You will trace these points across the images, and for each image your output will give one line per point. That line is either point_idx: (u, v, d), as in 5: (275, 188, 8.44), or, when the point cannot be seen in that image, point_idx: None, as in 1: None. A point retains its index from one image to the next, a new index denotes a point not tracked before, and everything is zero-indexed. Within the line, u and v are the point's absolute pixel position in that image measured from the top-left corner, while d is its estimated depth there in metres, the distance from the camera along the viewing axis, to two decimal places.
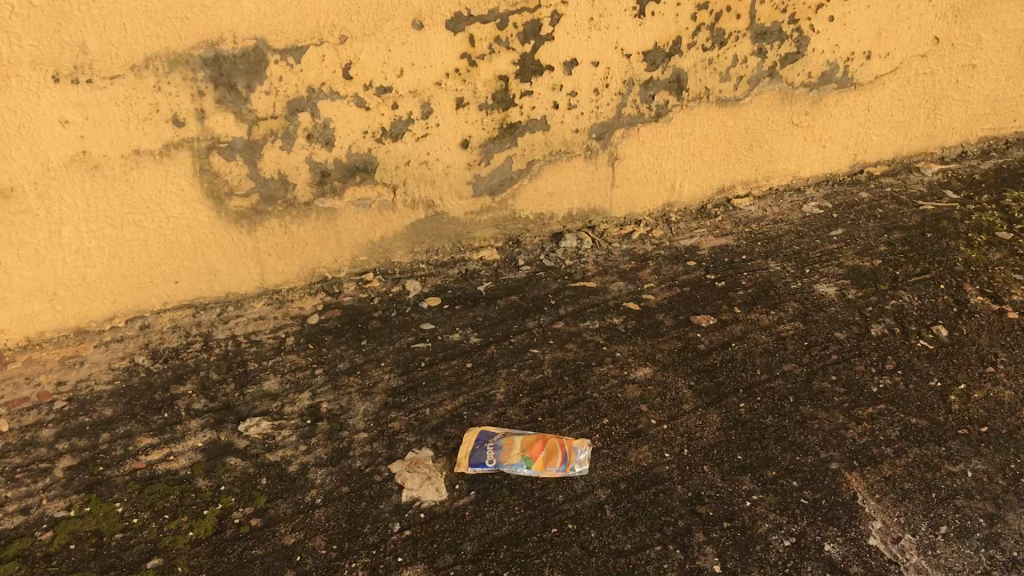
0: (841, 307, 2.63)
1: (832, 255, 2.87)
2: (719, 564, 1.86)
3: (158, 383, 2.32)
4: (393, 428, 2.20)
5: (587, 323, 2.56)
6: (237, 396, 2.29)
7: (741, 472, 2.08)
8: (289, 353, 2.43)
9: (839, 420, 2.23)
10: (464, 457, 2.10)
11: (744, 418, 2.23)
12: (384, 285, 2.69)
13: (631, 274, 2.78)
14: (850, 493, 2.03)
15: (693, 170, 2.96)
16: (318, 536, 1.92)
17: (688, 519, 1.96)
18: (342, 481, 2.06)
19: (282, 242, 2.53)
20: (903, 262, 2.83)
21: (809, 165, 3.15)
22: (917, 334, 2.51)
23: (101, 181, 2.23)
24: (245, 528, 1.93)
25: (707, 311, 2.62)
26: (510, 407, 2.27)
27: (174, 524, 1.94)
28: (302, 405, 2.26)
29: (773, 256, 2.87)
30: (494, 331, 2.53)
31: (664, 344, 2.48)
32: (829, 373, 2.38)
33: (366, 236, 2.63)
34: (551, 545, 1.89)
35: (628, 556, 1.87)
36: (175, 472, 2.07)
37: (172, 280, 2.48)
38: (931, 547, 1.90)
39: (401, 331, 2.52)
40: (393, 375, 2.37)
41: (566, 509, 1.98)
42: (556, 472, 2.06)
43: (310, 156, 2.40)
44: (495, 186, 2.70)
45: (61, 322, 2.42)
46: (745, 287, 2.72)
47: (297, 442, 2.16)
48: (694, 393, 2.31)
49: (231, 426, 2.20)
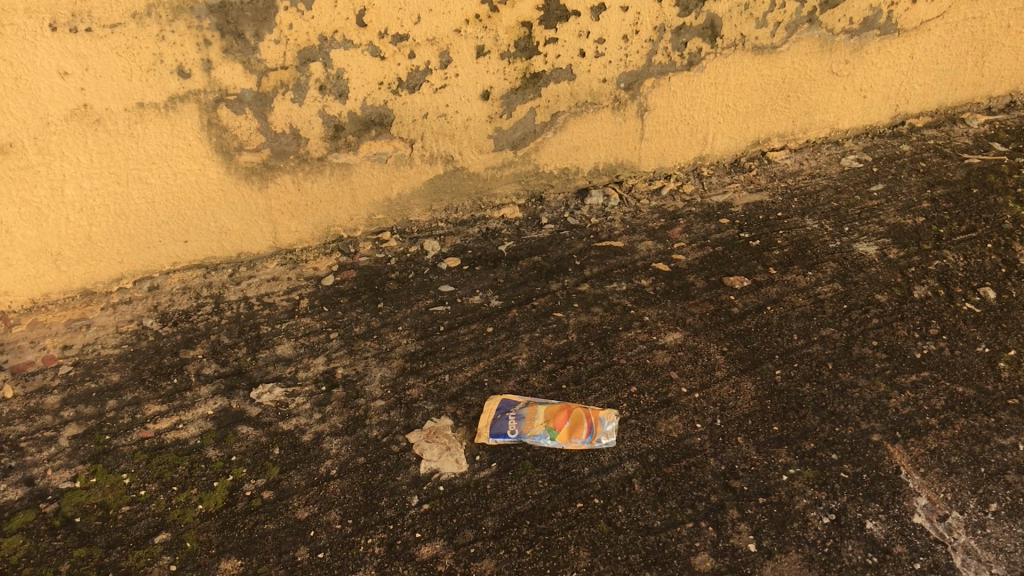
0: (883, 267, 2.50)
1: (872, 212, 2.72)
2: (754, 542, 1.79)
3: (167, 347, 2.21)
4: (412, 395, 2.10)
5: (614, 285, 2.44)
6: (249, 360, 2.17)
7: (778, 444, 1.99)
8: (303, 316, 2.31)
9: (880, 389, 2.12)
10: (484, 427, 2.01)
11: (779, 385, 2.13)
12: (401, 245, 2.57)
13: (660, 232, 2.64)
14: (893, 467, 1.94)
15: (727, 122, 2.81)
16: (332, 510, 1.84)
17: (721, 494, 1.88)
18: (358, 451, 1.97)
19: (295, 200, 2.41)
20: (948, 219, 2.68)
21: (848, 116, 2.99)
22: (963, 297, 2.39)
23: (104, 135, 2.12)
24: (257, 502, 1.86)
25: (741, 272, 2.49)
26: (533, 374, 2.17)
27: (182, 496, 1.87)
28: (316, 371, 2.15)
29: (811, 213, 2.72)
30: (517, 294, 2.40)
31: (695, 307, 2.36)
32: (870, 338, 2.26)
33: (382, 192, 2.50)
34: (575, 521, 1.82)
35: (658, 533, 1.80)
36: (183, 442, 1.98)
37: (182, 240, 2.37)
38: (980, 526, 1.83)
39: (420, 293, 2.40)
40: (411, 340, 2.25)
41: (592, 482, 1.90)
42: (581, 444, 1.96)
43: (322, 109, 2.27)
44: (517, 139, 2.56)
45: (66, 283, 2.32)
46: (780, 246, 2.58)
47: (311, 410, 2.06)
48: (727, 359, 2.20)
49: (242, 393, 2.09)
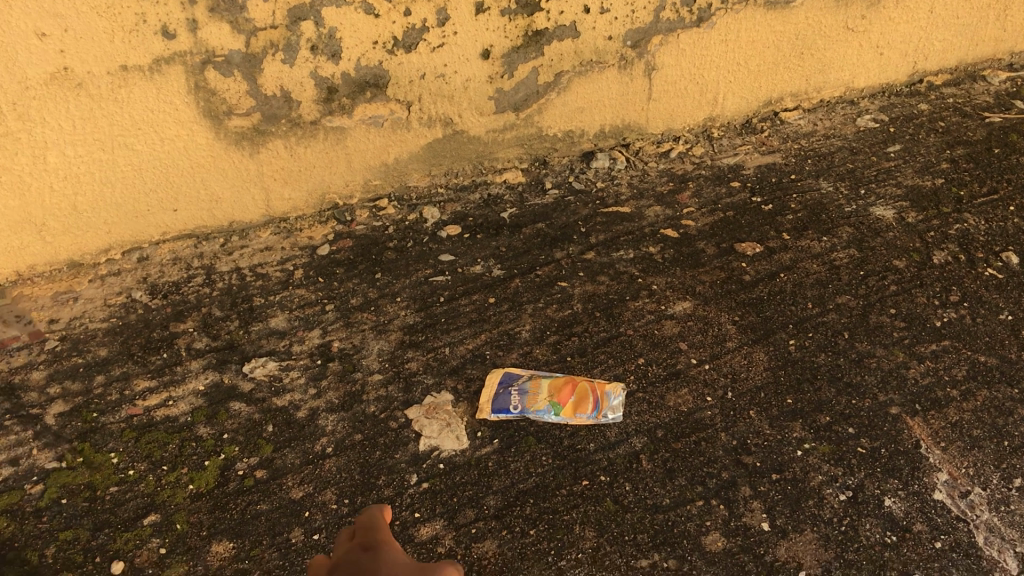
0: (901, 232, 2.40)
1: (890, 174, 2.62)
2: (768, 521, 1.72)
3: (156, 321, 2.13)
4: (411, 370, 2.02)
5: (621, 253, 2.35)
6: (241, 334, 2.09)
7: (792, 418, 1.91)
8: (297, 287, 2.22)
9: (899, 359, 2.04)
10: (486, 403, 1.93)
11: (794, 356, 2.04)
12: (400, 212, 2.47)
13: (669, 197, 2.54)
14: (912, 441, 1.86)
15: (738, 81, 2.70)
16: (328, 489, 1.77)
17: (733, 471, 1.80)
18: (355, 428, 1.89)
19: (287, 165, 2.31)
20: (968, 181, 2.59)
21: (864, 74, 2.88)
22: (984, 263, 2.30)
23: (86, 100, 2.01)
24: (250, 481, 1.79)
25: (753, 238, 2.39)
26: (537, 347, 2.08)
27: (172, 476, 1.80)
28: (311, 344, 2.07)
29: (825, 176, 2.62)
30: (520, 263, 2.32)
31: (705, 275, 2.27)
32: (888, 306, 2.17)
33: (379, 157, 2.41)
34: (581, 500, 1.75)
35: (667, 512, 1.73)
36: (173, 419, 1.90)
37: (171, 208, 2.28)
38: (1004, 503, 1.76)
39: (419, 263, 2.31)
40: (409, 312, 2.17)
41: (598, 459, 1.83)
42: (587, 419, 1.88)
43: (315, 70, 2.17)
44: (519, 101, 2.45)
45: (52, 255, 2.23)
46: (794, 210, 2.48)
47: (306, 385, 1.98)
48: (739, 330, 2.11)
49: (235, 368, 2.01)
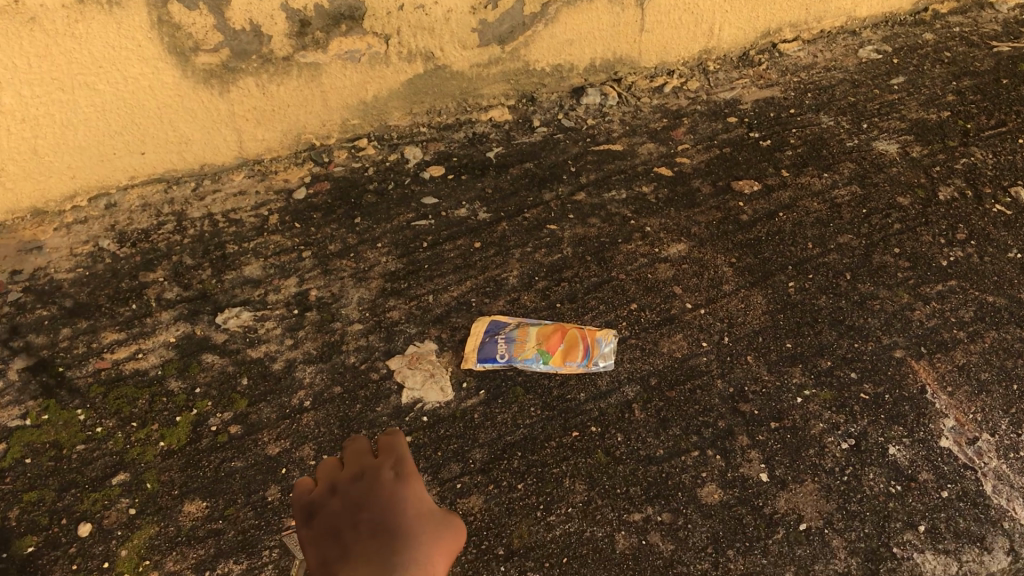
0: (905, 167, 2.30)
1: (893, 106, 2.50)
2: (766, 472, 1.64)
3: (125, 270, 2.03)
4: (393, 318, 1.93)
5: (613, 194, 2.24)
6: (214, 283, 2.00)
7: (791, 363, 1.82)
8: (273, 233, 2.12)
9: (904, 300, 1.95)
10: (471, 352, 1.84)
11: (793, 299, 1.95)
12: (380, 153, 2.36)
13: (663, 134, 2.43)
14: (918, 386, 1.78)
15: (735, 11, 2.56)
16: (306, 445, 1.69)
17: (730, 420, 1.72)
18: (333, 380, 1.80)
19: (260, 105, 2.19)
20: (975, 114, 2.48)
21: (867, 3, 2.74)
22: (992, 199, 2.21)
23: (41, 36, 1.84)
24: (223, 438, 1.70)
25: (750, 176, 2.28)
26: (525, 293, 1.99)
27: (142, 433, 1.71)
28: (287, 293, 1.98)
29: (826, 109, 2.50)
30: (506, 205, 2.21)
31: (701, 216, 2.17)
32: (892, 245, 2.08)
33: (356, 95, 2.28)
34: (571, 452, 1.67)
35: (661, 463, 1.65)
36: (143, 373, 1.82)
37: (139, 152, 2.15)
38: (1013, 450, 1.69)
39: (400, 206, 2.20)
40: (391, 258, 2.06)
41: (589, 409, 1.74)
42: (577, 367, 1.80)
43: (286, 2, 2.00)
44: (504, 33, 2.31)
45: (14, 202, 2.11)
46: (793, 146, 2.37)
47: (282, 336, 1.89)
48: (736, 272, 2.02)
49: (207, 319, 1.92)
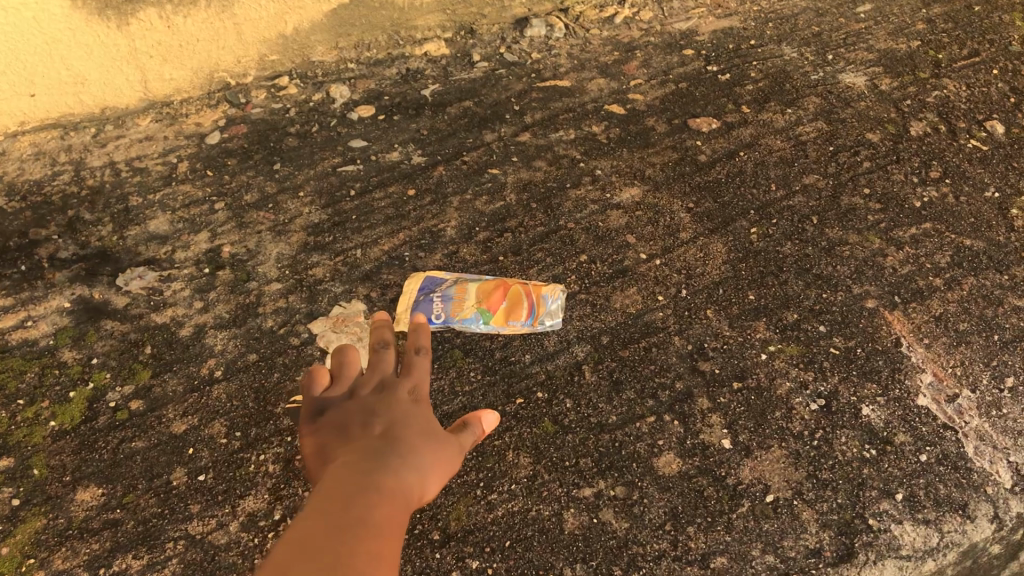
0: (874, 101, 2.13)
1: (861, 36, 2.33)
2: (730, 438, 1.49)
3: (14, 228, 1.80)
4: (316, 276, 1.73)
5: (560, 134, 2.05)
6: (115, 241, 1.79)
7: (755, 316, 1.66)
8: (182, 182, 1.91)
9: (875, 245, 1.79)
10: (404, 312, 1.66)
11: (756, 246, 1.79)
12: (303, 92, 2.13)
13: (613, 68, 2.23)
14: (892, 338, 1.63)
15: None
16: (217, 421, 1.50)
17: (689, 381, 1.56)
18: (248, 347, 1.61)
19: (165, 40, 1.95)
20: (945, 43, 2.31)
21: None
22: (967, 134, 2.05)
23: None
24: (123, 415, 1.51)
25: (708, 112, 2.10)
26: (464, 245, 1.81)
27: (30, 412, 1.51)
28: (198, 251, 1.77)
29: (788, 40, 2.32)
30: (443, 148, 2.01)
31: (655, 157, 1.99)
32: (861, 185, 1.92)
33: (274, 27, 2.05)
34: (515, 422, 1.50)
35: (614, 431, 1.49)
36: (32, 343, 1.61)
37: (28, 94, 1.90)
38: (995, 407, 1.55)
39: (326, 151, 2.00)
40: (315, 209, 1.86)
41: (534, 373, 1.58)
42: (521, 327, 1.63)
43: None
44: None
45: None
46: (754, 79, 2.19)
47: (191, 298, 1.69)
48: (694, 219, 1.85)
49: (106, 280, 1.71)
